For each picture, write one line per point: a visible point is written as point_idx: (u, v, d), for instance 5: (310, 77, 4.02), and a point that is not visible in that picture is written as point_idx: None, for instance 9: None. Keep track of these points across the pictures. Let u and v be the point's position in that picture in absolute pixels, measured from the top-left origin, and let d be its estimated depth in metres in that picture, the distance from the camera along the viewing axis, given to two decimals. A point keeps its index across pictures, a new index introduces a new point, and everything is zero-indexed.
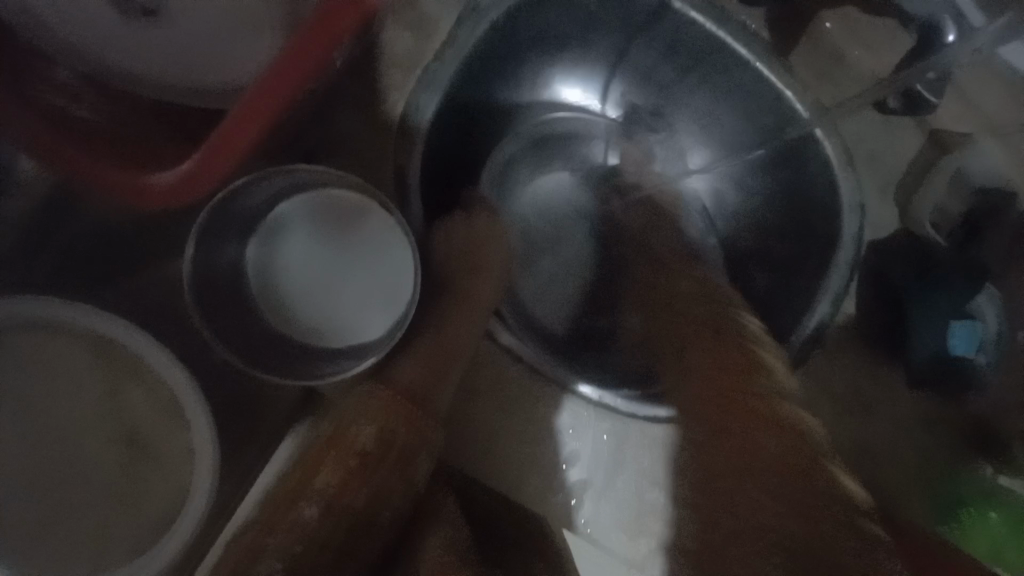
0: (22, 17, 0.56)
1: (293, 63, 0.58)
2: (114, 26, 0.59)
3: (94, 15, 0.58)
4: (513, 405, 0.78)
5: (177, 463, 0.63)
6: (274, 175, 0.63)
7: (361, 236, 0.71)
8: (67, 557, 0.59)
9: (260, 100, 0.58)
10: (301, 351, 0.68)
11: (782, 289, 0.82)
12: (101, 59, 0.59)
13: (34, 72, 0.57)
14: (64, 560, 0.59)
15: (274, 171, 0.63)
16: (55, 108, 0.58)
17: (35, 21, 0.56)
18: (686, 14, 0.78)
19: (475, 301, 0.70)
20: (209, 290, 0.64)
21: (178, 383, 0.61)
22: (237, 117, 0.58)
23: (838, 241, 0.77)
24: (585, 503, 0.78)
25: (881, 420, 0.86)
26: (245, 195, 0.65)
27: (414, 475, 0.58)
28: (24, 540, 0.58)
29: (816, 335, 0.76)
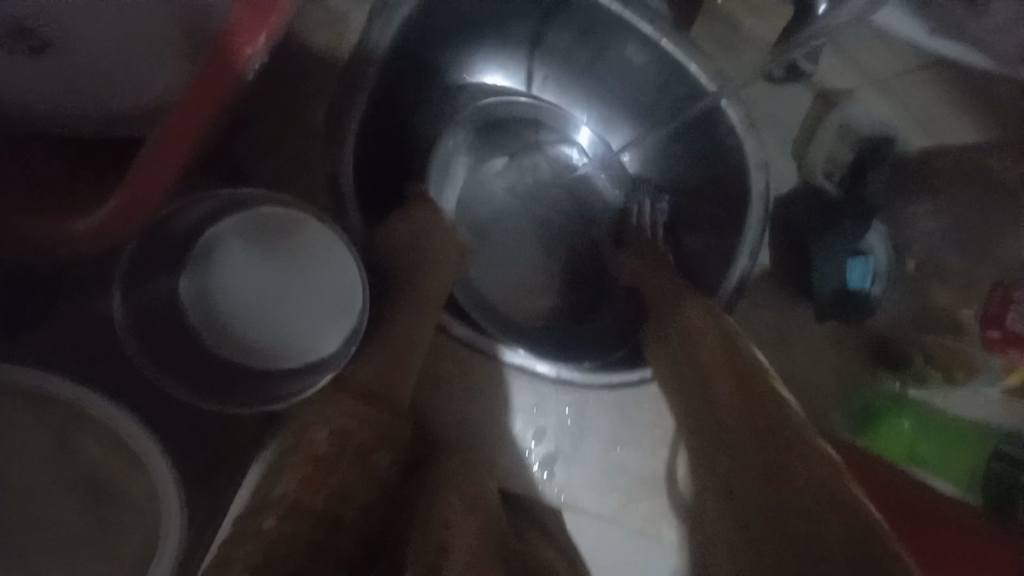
0: None
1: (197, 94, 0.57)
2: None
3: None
4: (479, 391, 0.81)
5: (144, 505, 0.61)
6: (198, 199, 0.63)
7: (299, 243, 0.70)
8: None
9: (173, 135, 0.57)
10: (260, 373, 0.68)
11: (708, 249, 0.90)
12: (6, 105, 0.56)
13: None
14: None
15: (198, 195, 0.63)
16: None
17: None
18: None
19: (426, 297, 0.71)
20: (147, 321, 0.64)
21: (129, 426, 0.58)
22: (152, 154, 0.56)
23: (747, 203, 0.85)
24: (557, 472, 0.83)
25: (803, 353, 0.97)
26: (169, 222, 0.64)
27: (376, 467, 0.59)
28: None
29: (739, 289, 0.83)
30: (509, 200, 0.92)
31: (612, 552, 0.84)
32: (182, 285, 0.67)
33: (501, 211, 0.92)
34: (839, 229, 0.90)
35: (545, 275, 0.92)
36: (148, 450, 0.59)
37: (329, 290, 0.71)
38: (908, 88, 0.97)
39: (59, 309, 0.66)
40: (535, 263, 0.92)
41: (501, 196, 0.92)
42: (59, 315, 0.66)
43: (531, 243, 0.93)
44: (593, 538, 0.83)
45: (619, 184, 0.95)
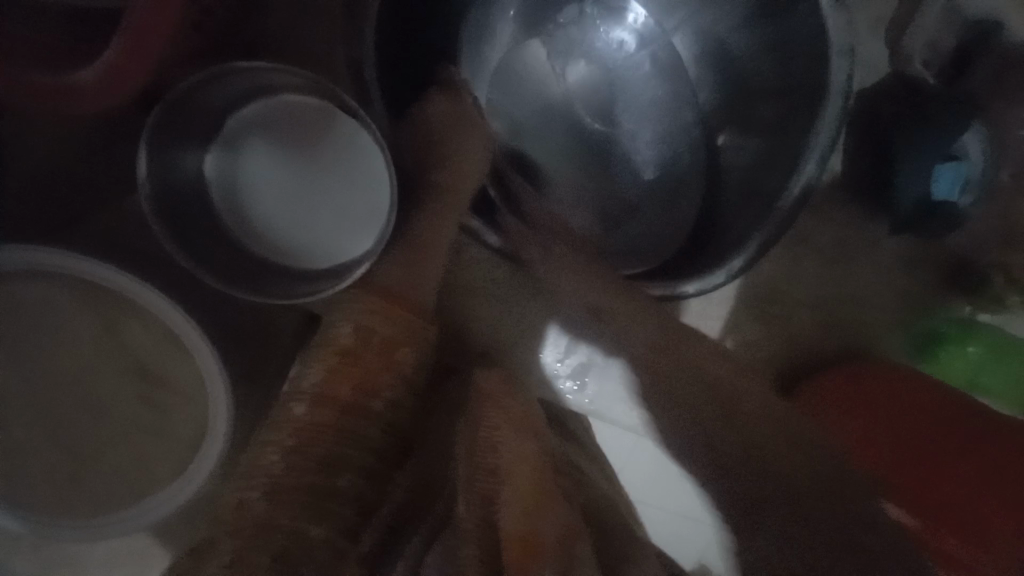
0: None
1: None
2: None
3: None
4: (512, 301, 0.79)
5: (193, 390, 0.64)
6: (224, 74, 0.58)
7: (327, 136, 0.67)
8: (111, 492, 0.64)
9: None
10: (288, 271, 0.67)
11: (770, 153, 0.79)
12: None
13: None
14: (110, 496, 0.64)
15: (223, 68, 0.57)
16: None
17: None
18: None
19: (457, 200, 0.67)
20: (174, 204, 0.61)
21: (172, 311, 0.59)
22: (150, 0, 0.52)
23: (824, 98, 0.72)
24: (590, 382, 0.81)
25: (864, 270, 0.88)
26: (198, 98, 0.59)
27: (402, 363, 0.56)
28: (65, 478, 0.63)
29: (804, 197, 0.74)
30: (540, 96, 0.84)
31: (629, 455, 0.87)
32: (207, 167, 0.65)
33: (536, 112, 0.85)
34: (931, 121, 0.77)
35: (574, 188, 0.85)
36: (192, 336, 0.60)
37: (359, 187, 0.68)
38: None
39: (90, 202, 0.65)
40: (566, 175, 0.85)
41: (532, 92, 0.84)
42: (92, 212, 0.66)
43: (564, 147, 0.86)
44: (613, 442, 0.86)
45: (666, 81, 0.87)
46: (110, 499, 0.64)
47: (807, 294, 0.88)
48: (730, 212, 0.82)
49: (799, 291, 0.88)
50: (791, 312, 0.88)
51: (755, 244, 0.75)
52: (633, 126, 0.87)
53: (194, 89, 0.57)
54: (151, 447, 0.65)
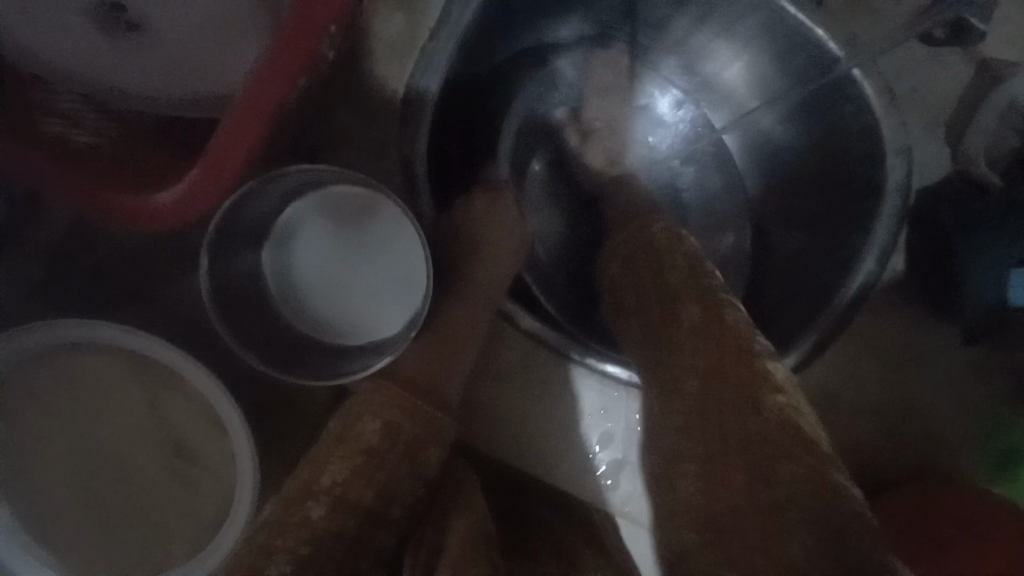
0: (37, 68, 0.59)
1: (279, 59, 0.54)
2: (105, 54, 0.59)
3: (89, 49, 0.58)
4: (542, 392, 0.75)
5: (222, 466, 0.65)
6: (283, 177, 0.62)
7: (370, 227, 0.70)
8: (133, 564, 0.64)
9: (250, 109, 0.54)
10: (329, 352, 0.69)
11: (818, 251, 0.77)
12: (108, 89, 0.61)
13: (37, 99, 0.59)
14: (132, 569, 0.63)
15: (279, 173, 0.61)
16: (56, 135, 0.59)
17: (48, 71, 0.59)
18: None
19: (490, 290, 0.69)
20: (227, 295, 0.64)
21: (216, 394, 0.61)
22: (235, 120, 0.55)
23: (879, 195, 0.71)
24: (623, 481, 0.76)
25: (935, 377, 0.80)
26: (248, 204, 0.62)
27: (423, 464, 0.58)
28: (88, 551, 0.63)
29: (861, 297, 0.71)
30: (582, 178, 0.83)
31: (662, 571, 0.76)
32: (261, 260, 0.69)
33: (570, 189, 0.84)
34: (991, 226, 0.73)
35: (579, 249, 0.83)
36: (227, 413, 0.62)
37: (398, 273, 0.70)
38: None
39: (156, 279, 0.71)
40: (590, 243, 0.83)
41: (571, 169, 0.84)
42: (156, 290, 0.71)
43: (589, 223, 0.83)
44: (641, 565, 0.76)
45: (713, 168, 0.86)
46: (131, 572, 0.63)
47: (868, 400, 0.80)
48: (777, 303, 0.79)
49: (858, 395, 0.80)
50: (850, 420, 0.80)
51: (807, 340, 0.73)
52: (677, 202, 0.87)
53: (251, 194, 0.61)
54: (174, 523, 0.65)
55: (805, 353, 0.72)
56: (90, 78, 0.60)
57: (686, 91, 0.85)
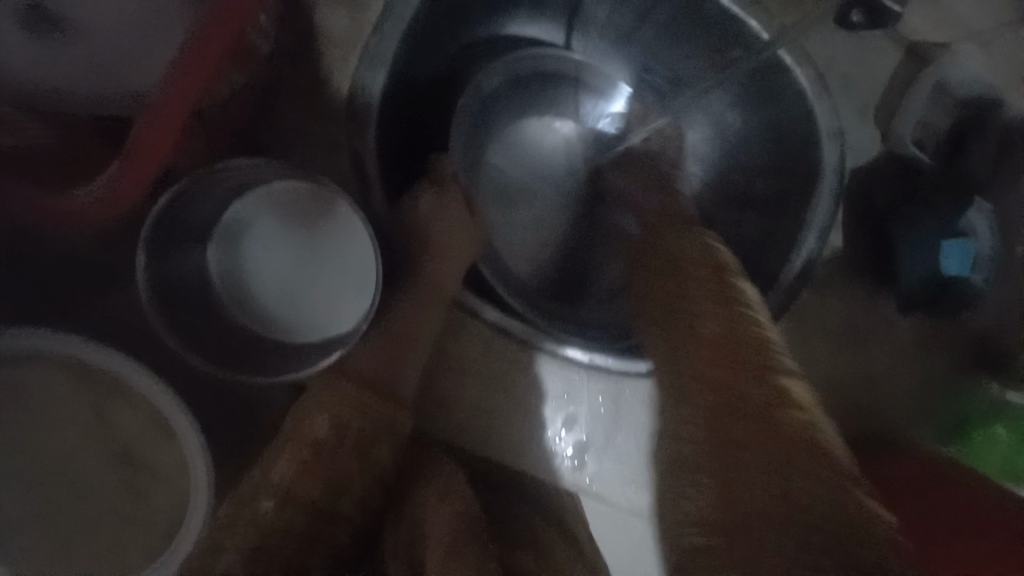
0: None
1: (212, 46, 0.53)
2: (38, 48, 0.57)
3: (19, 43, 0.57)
4: (505, 382, 0.75)
5: (178, 472, 0.63)
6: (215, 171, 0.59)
7: (319, 223, 0.69)
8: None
9: (182, 97, 0.53)
10: (282, 352, 0.67)
11: (765, 230, 0.80)
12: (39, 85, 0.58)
13: None
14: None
15: (212, 167, 0.59)
16: None
17: None
18: None
19: (445, 280, 0.69)
20: (169, 296, 0.62)
21: (163, 399, 0.59)
22: (161, 110, 0.53)
23: (819, 176, 0.75)
24: (588, 462, 0.77)
25: (880, 345, 0.84)
26: (189, 199, 0.61)
27: (377, 460, 0.58)
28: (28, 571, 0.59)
29: (805, 273, 0.74)
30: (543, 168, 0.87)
31: (629, 551, 0.78)
32: (208, 258, 0.67)
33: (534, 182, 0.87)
34: (931, 201, 0.78)
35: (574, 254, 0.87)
36: (176, 418, 0.60)
37: (351, 269, 0.70)
38: (1011, 44, 0.82)
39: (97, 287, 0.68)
40: (554, 251, 0.86)
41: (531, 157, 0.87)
42: (102, 294, 0.68)
43: (553, 219, 0.87)
44: (605, 544, 0.77)
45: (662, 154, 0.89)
46: None
47: (818, 371, 0.83)
48: None
49: (809, 368, 0.83)
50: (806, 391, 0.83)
51: None
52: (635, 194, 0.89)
53: (189, 189, 0.59)
54: (130, 533, 0.63)
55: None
56: (20, 76, 0.58)
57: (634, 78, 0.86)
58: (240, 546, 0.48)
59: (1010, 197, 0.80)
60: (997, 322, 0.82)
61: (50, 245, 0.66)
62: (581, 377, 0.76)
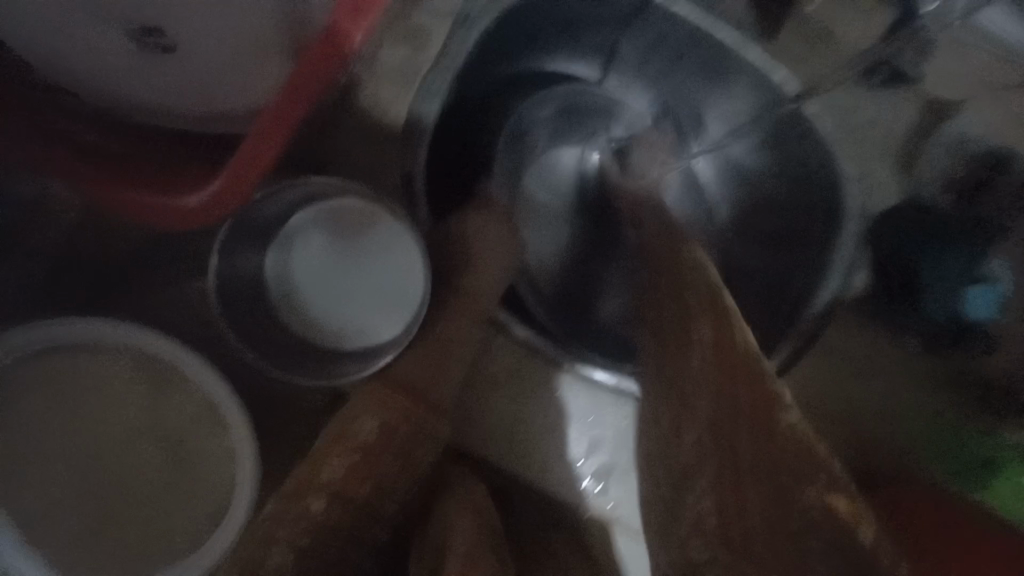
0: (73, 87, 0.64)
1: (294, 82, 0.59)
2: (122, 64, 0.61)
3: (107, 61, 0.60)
4: (532, 398, 0.79)
5: (221, 464, 0.67)
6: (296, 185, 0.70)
7: (368, 238, 0.74)
8: (128, 561, 0.65)
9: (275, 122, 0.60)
10: (326, 355, 0.72)
11: (787, 266, 0.83)
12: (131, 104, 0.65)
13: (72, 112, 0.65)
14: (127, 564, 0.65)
15: (295, 182, 0.69)
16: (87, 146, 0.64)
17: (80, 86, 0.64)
18: (686, 18, 0.78)
19: (481, 299, 0.73)
20: (233, 296, 0.69)
21: (219, 390, 0.64)
22: (257, 134, 0.60)
23: (841, 220, 0.78)
24: (611, 484, 0.79)
25: (900, 385, 0.86)
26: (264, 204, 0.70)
27: (417, 460, 0.62)
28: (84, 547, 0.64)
29: (829, 309, 0.78)
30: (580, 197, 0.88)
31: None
32: (264, 262, 0.73)
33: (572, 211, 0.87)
34: (948, 246, 0.80)
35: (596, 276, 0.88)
36: (229, 410, 0.65)
37: (392, 283, 0.74)
38: None
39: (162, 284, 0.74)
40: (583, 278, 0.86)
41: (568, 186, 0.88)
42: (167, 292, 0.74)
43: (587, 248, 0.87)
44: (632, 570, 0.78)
45: (693, 189, 0.91)
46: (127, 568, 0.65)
47: (833, 404, 0.86)
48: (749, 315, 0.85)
49: (824, 401, 0.86)
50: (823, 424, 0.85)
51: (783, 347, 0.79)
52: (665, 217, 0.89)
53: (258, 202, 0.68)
54: (173, 519, 0.66)
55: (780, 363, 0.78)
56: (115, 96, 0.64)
57: (666, 116, 0.89)
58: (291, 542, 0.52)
59: None
60: None
61: (133, 247, 0.74)
62: (611, 403, 0.79)
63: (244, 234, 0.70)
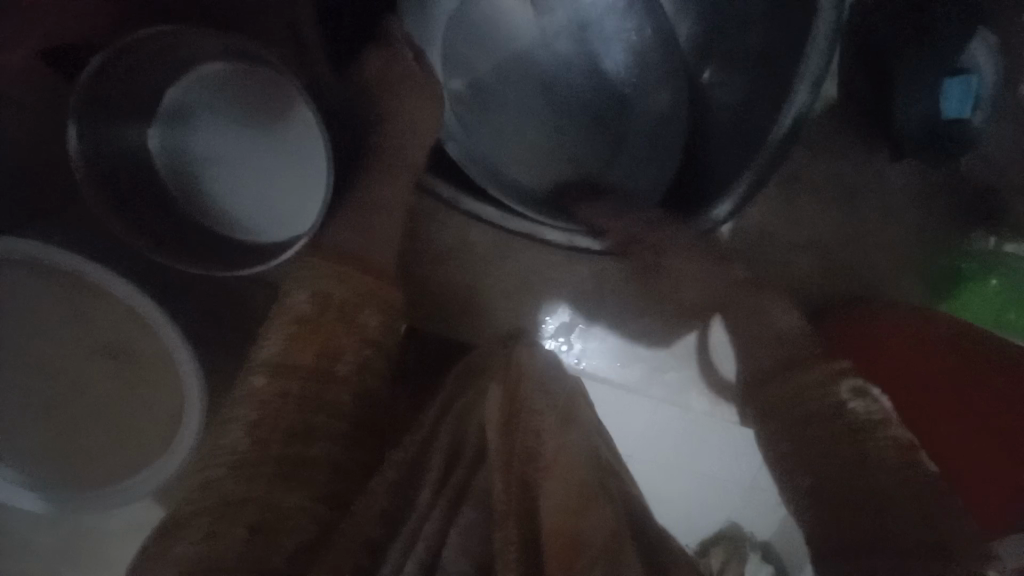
0: None
1: None
2: None
3: None
4: (488, 266, 0.77)
5: (163, 366, 0.66)
6: (135, 40, 0.55)
7: (268, 110, 0.66)
8: (107, 464, 0.67)
9: None
10: (239, 241, 0.66)
11: (760, 90, 0.72)
12: None
13: None
14: (108, 468, 0.67)
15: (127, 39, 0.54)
16: None
17: None
18: None
19: (407, 163, 0.67)
20: (116, 181, 0.60)
21: (126, 289, 0.60)
22: None
23: (814, 9, 0.63)
24: (576, 341, 0.79)
25: (874, 203, 0.81)
26: (118, 72, 0.58)
27: (364, 326, 0.59)
28: (64, 458, 0.67)
29: (794, 131, 0.65)
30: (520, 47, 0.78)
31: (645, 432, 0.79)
32: (147, 138, 0.65)
33: (517, 69, 0.78)
34: (925, 40, 0.71)
35: (551, 130, 0.79)
36: (150, 312, 0.61)
37: (302, 161, 0.67)
38: None
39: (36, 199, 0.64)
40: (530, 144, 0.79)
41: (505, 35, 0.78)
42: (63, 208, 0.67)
43: (533, 117, 0.79)
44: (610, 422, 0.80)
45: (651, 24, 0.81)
46: (108, 472, 0.67)
47: (802, 234, 0.82)
48: (714, 161, 0.78)
49: (795, 229, 0.82)
50: (792, 257, 0.82)
51: (739, 185, 0.67)
52: (613, 56, 0.81)
53: (108, 64, 0.55)
54: (138, 425, 0.67)
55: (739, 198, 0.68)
56: None
57: None
58: (247, 418, 0.51)
59: (1011, 28, 0.75)
60: (993, 171, 0.80)
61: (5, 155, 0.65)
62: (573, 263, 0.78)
63: (104, 109, 0.59)
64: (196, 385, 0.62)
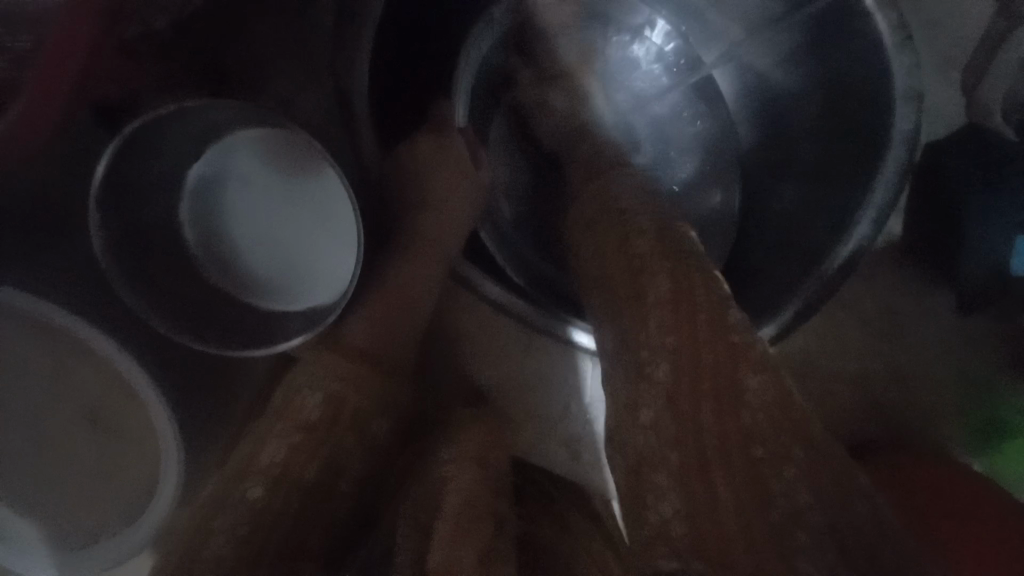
0: None
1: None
2: None
3: None
4: (504, 357, 0.71)
5: (146, 433, 0.60)
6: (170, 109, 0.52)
7: (298, 174, 0.63)
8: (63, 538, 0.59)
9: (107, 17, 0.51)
10: (256, 315, 0.62)
11: (815, 206, 0.68)
12: None
13: None
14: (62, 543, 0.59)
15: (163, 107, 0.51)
16: None
17: None
18: None
19: (437, 248, 0.62)
20: (131, 243, 0.56)
21: (115, 354, 0.55)
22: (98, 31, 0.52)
23: (884, 148, 0.62)
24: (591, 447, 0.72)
25: (928, 343, 0.75)
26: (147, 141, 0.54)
27: (373, 435, 0.55)
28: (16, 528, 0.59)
29: (852, 263, 0.64)
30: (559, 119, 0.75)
31: None
32: (177, 208, 0.62)
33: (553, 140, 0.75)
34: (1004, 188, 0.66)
35: None
36: (136, 379, 0.55)
37: (330, 226, 0.63)
38: None
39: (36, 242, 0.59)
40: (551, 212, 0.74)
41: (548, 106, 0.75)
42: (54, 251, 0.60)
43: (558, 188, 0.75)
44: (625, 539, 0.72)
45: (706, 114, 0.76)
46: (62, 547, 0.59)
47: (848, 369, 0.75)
48: (756, 269, 0.72)
49: (841, 361, 0.76)
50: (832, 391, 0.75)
51: (789, 310, 0.66)
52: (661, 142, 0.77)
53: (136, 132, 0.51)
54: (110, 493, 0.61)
55: (790, 320, 0.66)
56: None
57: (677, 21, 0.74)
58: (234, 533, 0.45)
59: None
60: None
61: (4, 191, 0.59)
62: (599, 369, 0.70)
63: (123, 177, 0.54)
64: (178, 460, 0.57)
